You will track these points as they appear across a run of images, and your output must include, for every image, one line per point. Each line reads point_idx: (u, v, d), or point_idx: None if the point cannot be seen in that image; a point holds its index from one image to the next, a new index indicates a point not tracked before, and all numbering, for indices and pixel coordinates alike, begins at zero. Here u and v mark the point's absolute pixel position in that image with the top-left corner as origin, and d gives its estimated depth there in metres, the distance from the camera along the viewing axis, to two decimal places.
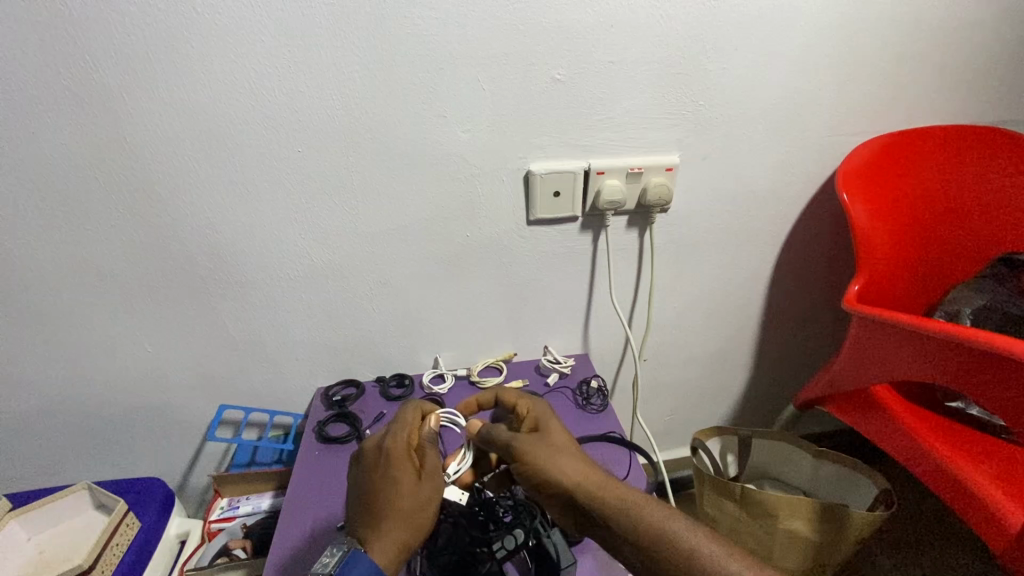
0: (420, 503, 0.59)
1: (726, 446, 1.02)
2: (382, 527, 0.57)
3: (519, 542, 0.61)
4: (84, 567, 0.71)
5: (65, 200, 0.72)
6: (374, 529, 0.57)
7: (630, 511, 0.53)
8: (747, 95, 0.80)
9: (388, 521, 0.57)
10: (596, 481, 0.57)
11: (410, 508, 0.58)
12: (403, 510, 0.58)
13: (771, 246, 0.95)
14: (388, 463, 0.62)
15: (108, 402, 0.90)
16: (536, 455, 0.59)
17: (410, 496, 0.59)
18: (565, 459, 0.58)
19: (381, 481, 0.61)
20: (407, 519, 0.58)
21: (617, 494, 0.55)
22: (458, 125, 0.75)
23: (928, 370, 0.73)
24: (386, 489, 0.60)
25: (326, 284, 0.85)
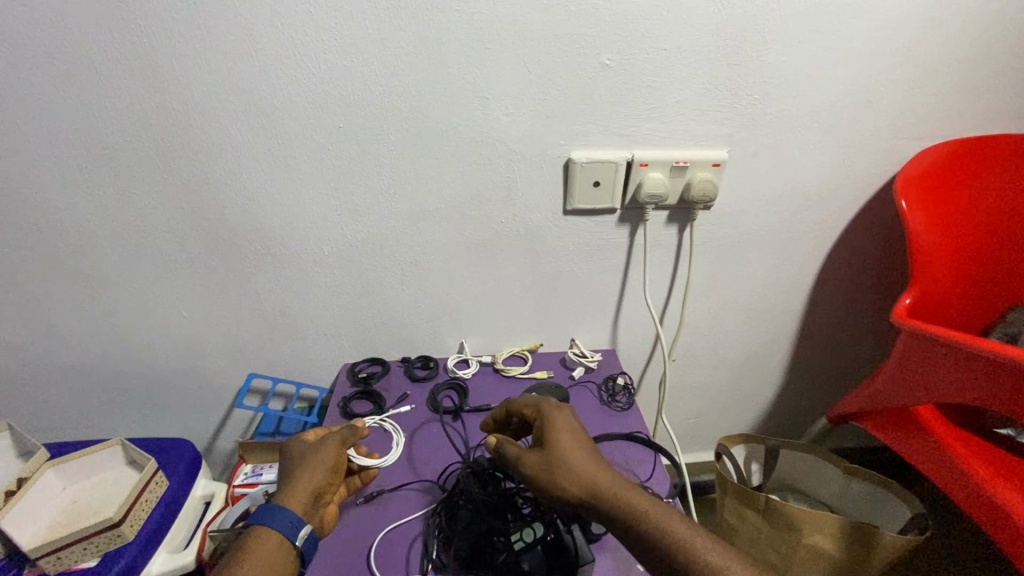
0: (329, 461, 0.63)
1: (752, 454, 1.00)
2: (294, 484, 0.60)
3: (537, 536, 0.60)
4: (114, 521, 0.71)
5: (113, 161, 0.73)
6: (281, 487, 0.61)
7: (637, 515, 0.51)
8: (806, 90, 0.76)
9: (300, 479, 0.61)
10: (605, 486, 0.53)
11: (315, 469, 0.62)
12: (310, 468, 0.62)
13: (818, 251, 0.91)
14: (295, 442, 0.67)
15: (143, 362, 0.92)
16: (538, 466, 0.56)
17: (321, 458, 0.63)
18: (570, 461, 0.55)
19: (293, 453, 0.65)
20: (321, 476, 0.62)
21: (627, 499, 0.52)
22: (500, 108, 0.73)
23: (981, 395, 0.69)
24: (301, 458, 0.64)
25: (358, 260, 0.85)
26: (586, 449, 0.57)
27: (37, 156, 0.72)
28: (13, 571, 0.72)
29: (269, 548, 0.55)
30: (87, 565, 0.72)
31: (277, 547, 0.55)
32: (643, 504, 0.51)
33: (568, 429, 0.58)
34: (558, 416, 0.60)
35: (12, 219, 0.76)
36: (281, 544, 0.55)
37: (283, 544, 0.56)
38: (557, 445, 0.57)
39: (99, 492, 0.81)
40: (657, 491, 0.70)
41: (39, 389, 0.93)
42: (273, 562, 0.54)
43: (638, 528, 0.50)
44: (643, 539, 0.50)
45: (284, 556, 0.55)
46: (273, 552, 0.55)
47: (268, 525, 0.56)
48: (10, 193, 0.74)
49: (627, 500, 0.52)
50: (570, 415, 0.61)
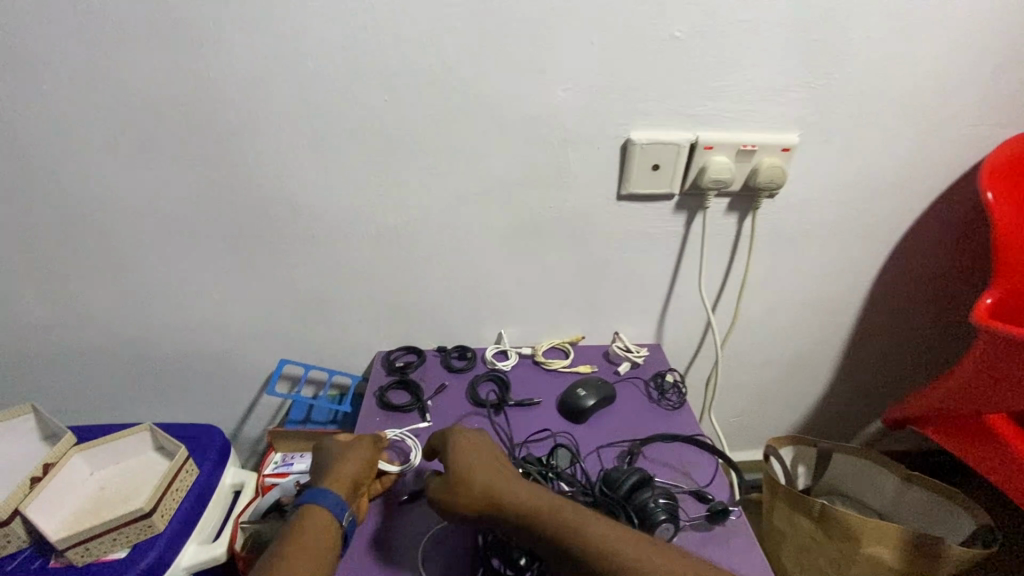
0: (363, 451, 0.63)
1: (801, 457, 0.95)
2: (333, 471, 0.60)
3: None
4: (145, 511, 0.69)
5: (147, 133, 0.69)
6: (325, 470, 0.61)
7: (547, 516, 0.51)
8: (890, 70, 0.70)
9: (339, 466, 0.61)
10: (508, 493, 0.53)
11: (359, 457, 0.62)
12: (347, 455, 0.62)
13: (885, 245, 0.86)
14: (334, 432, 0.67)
15: (170, 345, 0.89)
16: (441, 487, 0.55)
17: (353, 448, 0.63)
18: (472, 476, 0.54)
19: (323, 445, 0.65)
20: (360, 463, 0.61)
21: (534, 504, 0.52)
22: (558, 83, 0.68)
23: None
24: (339, 449, 0.64)
25: (397, 244, 0.81)
26: (485, 461, 0.56)
27: (67, 126, 0.68)
28: (40, 560, 0.69)
29: (319, 526, 0.54)
30: (117, 556, 0.69)
31: (325, 526, 0.55)
32: (560, 512, 0.51)
33: (462, 446, 0.57)
34: (458, 436, 0.59)
35: (40, 193, 0.73)
36: (329, 523, 0.55)
37: (332, 524, 0.55)
38: (462, 466, 0.55)
39: (126, 480, 0.78)
40: (718, 497, 0.65)
41: (63, 371, 0.90)
42: (325, 538, 0.54)
43: (555, 532, 0.50)
44: (567, 549, 0.49)
45: (333, 535, 0.55)
46: (322, 531, 0.54)
47: (318, 503, 0.56)
48: (38, 164, 0.70)
49: (537, 511, 0.51)
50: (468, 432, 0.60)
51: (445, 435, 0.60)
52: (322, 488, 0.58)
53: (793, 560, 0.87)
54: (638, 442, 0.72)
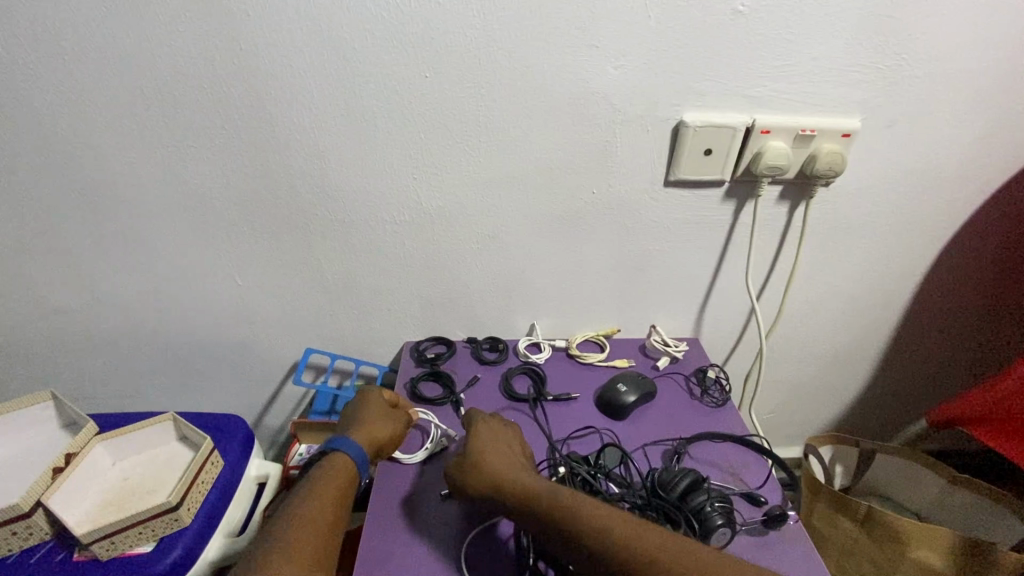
0: (392, 413, 0.66)
1: (840, 457, 0.92)
2: (360, 423, 0.64)
3: None
4: (172, 504, 0.66)
5: (175, 109, 0.66)
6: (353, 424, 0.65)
7: (544, 500, 0.51)
8: (962, 50, 0.66)
9: (366, 421, 0.64)
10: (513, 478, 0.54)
11: (385, 420, 0.65)
12: (375, 413, 0.66)
13: (940, 238, 0.82)
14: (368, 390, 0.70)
15: (191, 332, 0.86)
16: (456, 470, 0.58)
17: (382, 408, 0.67)
18: (479, 460, 0.56)
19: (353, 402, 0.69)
20: (388, 423, 0.65)
21: (536, 488, 0.53)
22: (609, 60, 0.64)
23: None
24: (368, 408, 0.67)
25: (431, 230, 0.77)
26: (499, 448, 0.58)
27: (92, 100, 0.64)
28: (64, 553, 0.67)
29: (340, 469, 0.58)
30: (143, 550, 0.67)
31: (346, 471, 0.58)
32: (559, 497, 0.51)
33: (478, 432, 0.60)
34: (480, 421, 0.62)
35: (63, 171, 0.69)
36: (349, 468, 0.59)
37: (352, 470, 0.59)
38: (476, 447, 0.58)
39: (150, 470, 0.75)
40: (771, 500, 0.62)
41: (82, 357, 0.87)
42: (345, 481, 0.57)
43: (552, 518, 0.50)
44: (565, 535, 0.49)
45: (352, 480, 0.58)
46: (343, 474, 0.58)
47: (342, 451, 0.60)
48: (61, 141, 0.67)
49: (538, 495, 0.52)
50: (487, 420, 0.62)
51: (468, 419, 0.63)
52: (348, 436, 0.62)
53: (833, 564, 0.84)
54: (684, 441, 0.68)
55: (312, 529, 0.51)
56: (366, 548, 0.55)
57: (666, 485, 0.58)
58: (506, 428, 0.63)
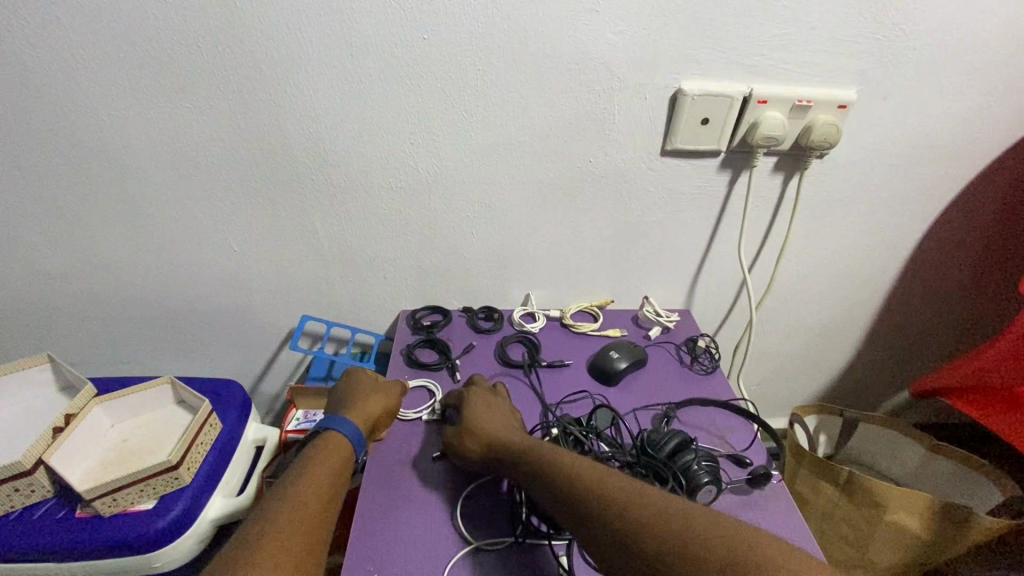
0: (384, 393, 0.66)
1: (823, 426, 0.95)
2: (353, 405, 0.63)
3: None
4: (172, 463, 0.67)
5: (169, 69, 0.65)
6: (345, 405, 0.64)
7: (528, 458, 0.53)
8: (960, 23, 0.66)
9: (359, 402, 0.64)
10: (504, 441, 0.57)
11: (378, 398, 0.65)
12: (366, 393, 0.66)
13: (929, 213, 0.83)
14: (355, 371, 0.70)
15: (187, 297, 0.86)
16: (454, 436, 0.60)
17: (375, 389, 0.67)
18: (473, 426, 0.59)
19: (343, 383, 0.69)
20: (380, 403, 0.65)
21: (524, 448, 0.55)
22: (608, 24, 0.64)
23: None
24: (358, 387, 0.67)
25: (427, 199, 0.77)
26: (492, 417, 0.61)
27: (83, 58, 0.63)
28: (66, 510, 0.68)
29: (338, 450, 0.58)
30: (144, 507, 0.68)
31: (341, 450, 0.58)
32: (542, 451, 0.53)
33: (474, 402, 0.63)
34: (476, 394, 0.64)
35: (54, 132, 0.68)
36: (343, 448, 0.58)
37: (346, 450, 0.59)
38: (472, 416, 0.61)
39: (149, 432, 0.76)
40: (757, 461, 0.64)
41: (76, 321, 0.87)
42: (342, 459, 0.57)
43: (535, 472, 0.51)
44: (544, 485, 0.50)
45: (347, 460, 0.58)
46: (338, 454, 0.57)
47: (337, 430, 0.59)
48: (50, 99, 0.66)
49: (524, 454, 0.54)
50: (483, 391, 0.65)
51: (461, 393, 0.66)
52: (342, 417, 0.61)
53: (813, 525, 0.87)
54: (673, 406, 0.70)
55: (307, 508, 0.50)
56: (367, 501, 0.57)
57: (654, 445, 0.60)
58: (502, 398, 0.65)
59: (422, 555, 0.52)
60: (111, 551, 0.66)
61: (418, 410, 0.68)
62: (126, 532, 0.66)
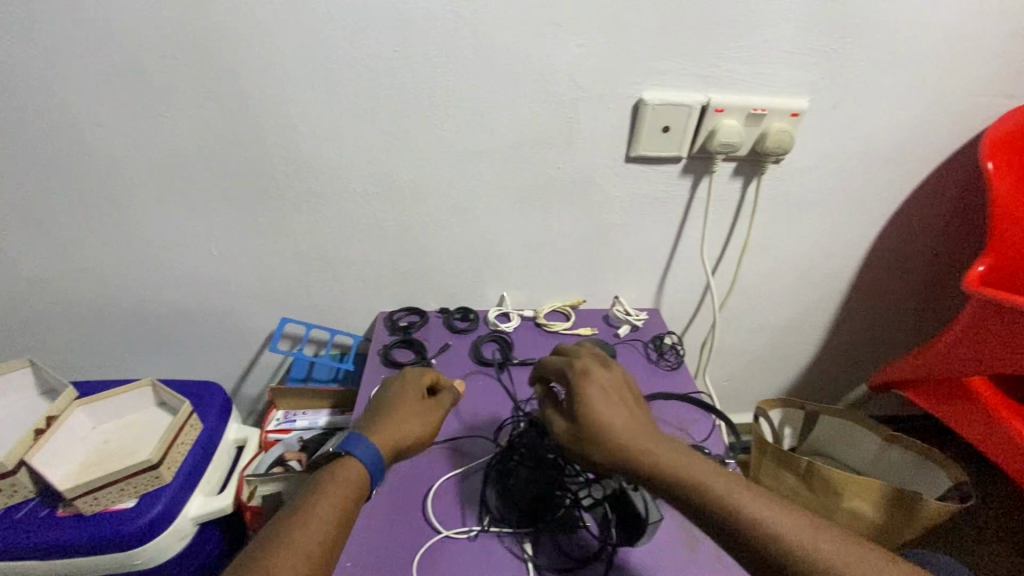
0: (419, 419, 0.59)
1: (787, 419, 0.99)
2: (387, 424, 0.56)
3: (606, 492, 0.58)
4: (153, 462, 0.69)
5: (148, 80, 0.67)
6: (379, 421, 0.57)
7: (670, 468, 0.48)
8: (902, 38, 0.70)
9: (394, 422, 0.57)
10: (638, 440, 0.49)
11: (415, 427, 0.58)
12: (405, 414, 0.58)
13: (883, 215, 0.87)
14: (405, 387, 0.63)
15: (168, 301, 0.88)
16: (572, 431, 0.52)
17: (413, 410, 0.59)
18: (599, 423, 0.50)
19: (388, 394, 0.62)
20: (415, 428, 0.58)
21: (662, 453, 0.48)
22: (571, 38, 0.67)
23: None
24: (395, 403, 0.60)
25: (402, 204, 0.80)
26: (619, 405, 0.52)
27: (62, 70, 0.65)
28: (48, 509, 0.70)
29: (352, 479, 0.50)
30: (127, 505, 0.70)
31: (354, 479, 0.51)
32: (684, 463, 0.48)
33: (595, 389, 0.53)
34: (593, 385, 0.53)
35: (33, 140, 0.70)
36: (359, 477, 0.51)
37: (361, 479, 0.51)
38: (592, 408, 0.51)
39: (131, 433, 0.78)
40: (714, 451, 0.68)
41: (57, 325, 0.88)
42: (354, 492, 0.50)
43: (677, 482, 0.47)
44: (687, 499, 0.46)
45: (359, 490, 0.51)
46: (349, 483, 0.50)
47: (358, 455, 0.52)
48: (29, 108, 0.67)
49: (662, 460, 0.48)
50: (601, 370, 0.55)
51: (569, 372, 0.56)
52: (367, 437, 0.54)
53: None
54: None
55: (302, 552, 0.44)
56: None
57: None
58: (616, 378, 0.55)
59: (395, 544, 0.55)
60: (94, 548, 0.68)
61: None
62: (108, 530, 0.68)
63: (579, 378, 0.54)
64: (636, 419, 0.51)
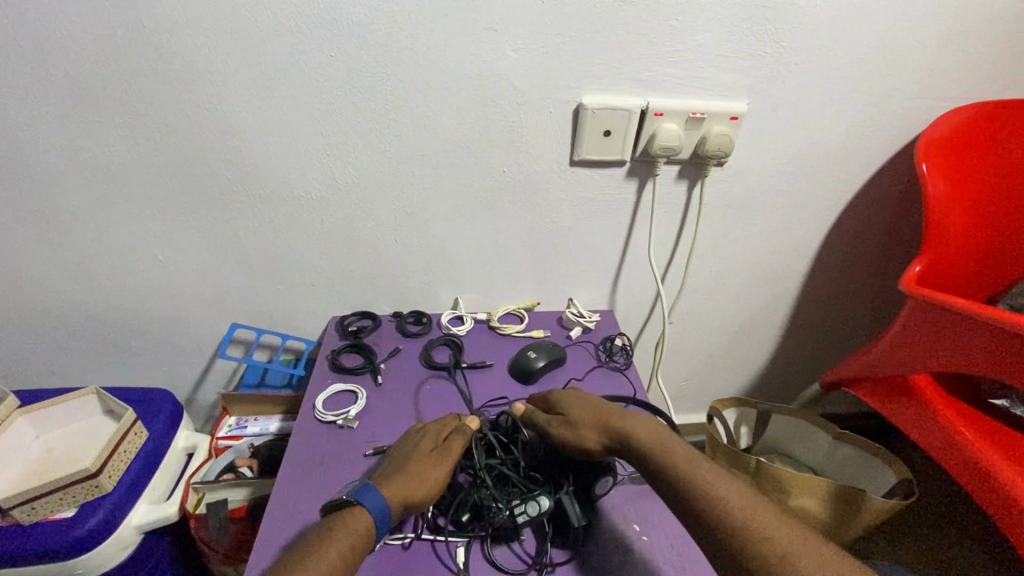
0: (432, 467, 0.58)
1: (742, 418, 1.00)
2: (394, 474, 0.56)
3: (543, 509, 0.56)
4: (91, 472, 0.68)
5: (79, 86, 0.66)
6: (389, 472, 0.57)
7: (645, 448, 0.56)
8: (837, 41, 0.71)
9: (401, 472, 0.57)
10: (618, 426, 0.58)
11: (421, 479, 0.56)
12: (414, 465, 0.57)
13: (829, 215, 0.88)
14: (420, 435, 0.62)
15: (117, 308, 0.87)
16: (562, 426, 0.61)
17: (429, 458, 0.58)
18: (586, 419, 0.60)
19: (404, 443, 0.62)
20: (422, 480, 0.56)
21: (639, 436, 0.57)
22: (507, 43, 0.67)
23: (971, 360, 0.70)
24: (408, 453, 0.60)
25: (347, 207, 0.80)
26: (599, 407, 0.62)
27: None
28: None
29: (357, 528, 0.51)
30: (65, 515, 0.69)
31: (361, 532, 0.51)
32: (658, 444, 0.56)
33: (577, 399, 0.63)
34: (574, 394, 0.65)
35: None
36: (367, 530, 0.51)
37: (368, 532, 0.51)
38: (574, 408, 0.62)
39: (74, 442, 0.77)
40: None
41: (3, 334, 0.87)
42: (357, 543, 0.50)
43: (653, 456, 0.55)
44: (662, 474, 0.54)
45: (366, 544, 0.51)
46: (356, 535, 0.50)
47: (362, 504, 0.52)
48: None
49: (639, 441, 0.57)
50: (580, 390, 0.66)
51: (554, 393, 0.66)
52: (374, 488, 0.54)
53: None
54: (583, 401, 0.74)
55: None
56: (279, 501, 0.60)
57: None
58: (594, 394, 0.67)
59: None
60: (31, 558, 0.68)
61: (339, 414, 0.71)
62: (44, 540, 0.67)
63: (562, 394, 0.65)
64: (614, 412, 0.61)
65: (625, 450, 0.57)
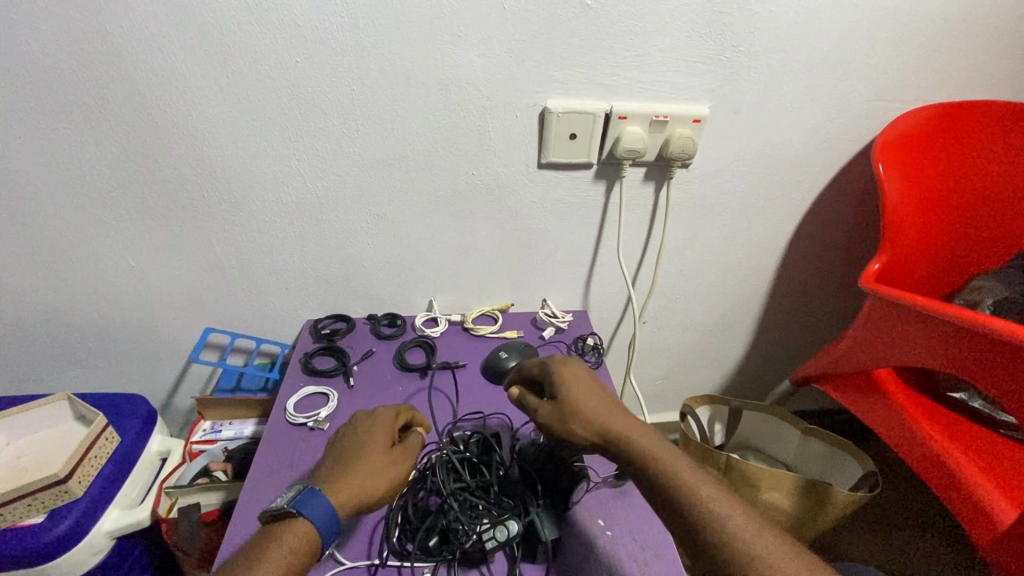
0: (383, 468, 0.57)
1: (715, 415, 1.02)
2: (345, 474, 0.55)
3: (511, 535, 0.56)
4: (60, 477, 0.69)
5: (43, 93, 0.66)
6: (341, 471, 0.56)
7: (638, 453, 0.53)
8: (794, 46, 0.73)
9: (352, 472, 0.55)
10: (612, 425, 0.55)
11: (374, 480, 0.55)
12: (367, 465, 0.56)
13: (794, 215, 0.90)
14: (374, 429, 0.61)
15: (89, 314, 0.87)
16: (552, 419, 0.58)
17: (380, 458, 0.57)
18: (580, 412, 0.56)
19: (356, 435, 0.60)
20: (376, 482, 0.55)
21: (632, 440, 0.54)
22: (472, 48, 0.68)
23: (928, 358, 0.71)
24: (360, 448, 0.58)
25: (318, 211, 0.80)
26: (596, 397, 0.57)
27: None
28: None
29: (301, 539, 0.50)
30: (33, 521, 0.70)
31: (304, 545, 0.50)
32: (652, 450, 0.53)
33: (573, 385, 0.58)
34: (572, 376, 0.59)
35: None
36: (311, 540, 0.50)
37: (312, 542, 0.50)
38: (569, 397, 0.57)
39: (44, 448, 0.77)
40: None
41: None
42: (300, 555, 0.49)
43: (644, 463, 0.53)
44: (653, 480, 0.52)
45: (309, 554, 0.50)
46: (299, 547, 0.49)
47: (307, 513, 0.51)
48: None
49: (633, 445, 0.54)
50: (577, 369, 0.60)
51: (549, 371, 0.61)
52: (322, 493, 0.53)
53: None
54: None
55: None
56: (244, 509, 0.60)
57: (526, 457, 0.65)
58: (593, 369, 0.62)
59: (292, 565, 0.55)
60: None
61: (311, 416, 0.72)
62: (12, 547, 0.67)
63: (559, 374, 0.60)
64: (610, 406, 0.57)
65: (617, 451, 0.55)
